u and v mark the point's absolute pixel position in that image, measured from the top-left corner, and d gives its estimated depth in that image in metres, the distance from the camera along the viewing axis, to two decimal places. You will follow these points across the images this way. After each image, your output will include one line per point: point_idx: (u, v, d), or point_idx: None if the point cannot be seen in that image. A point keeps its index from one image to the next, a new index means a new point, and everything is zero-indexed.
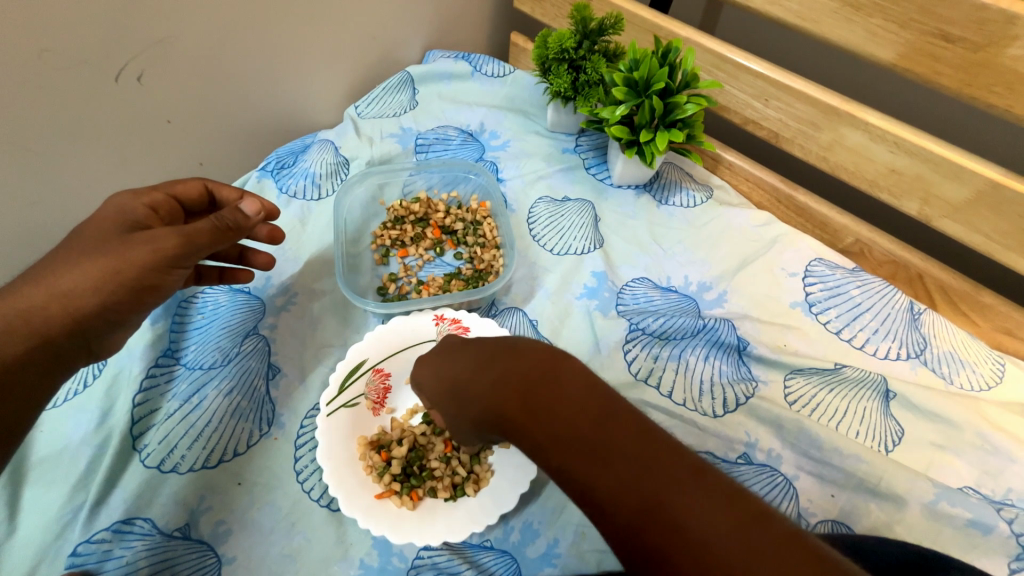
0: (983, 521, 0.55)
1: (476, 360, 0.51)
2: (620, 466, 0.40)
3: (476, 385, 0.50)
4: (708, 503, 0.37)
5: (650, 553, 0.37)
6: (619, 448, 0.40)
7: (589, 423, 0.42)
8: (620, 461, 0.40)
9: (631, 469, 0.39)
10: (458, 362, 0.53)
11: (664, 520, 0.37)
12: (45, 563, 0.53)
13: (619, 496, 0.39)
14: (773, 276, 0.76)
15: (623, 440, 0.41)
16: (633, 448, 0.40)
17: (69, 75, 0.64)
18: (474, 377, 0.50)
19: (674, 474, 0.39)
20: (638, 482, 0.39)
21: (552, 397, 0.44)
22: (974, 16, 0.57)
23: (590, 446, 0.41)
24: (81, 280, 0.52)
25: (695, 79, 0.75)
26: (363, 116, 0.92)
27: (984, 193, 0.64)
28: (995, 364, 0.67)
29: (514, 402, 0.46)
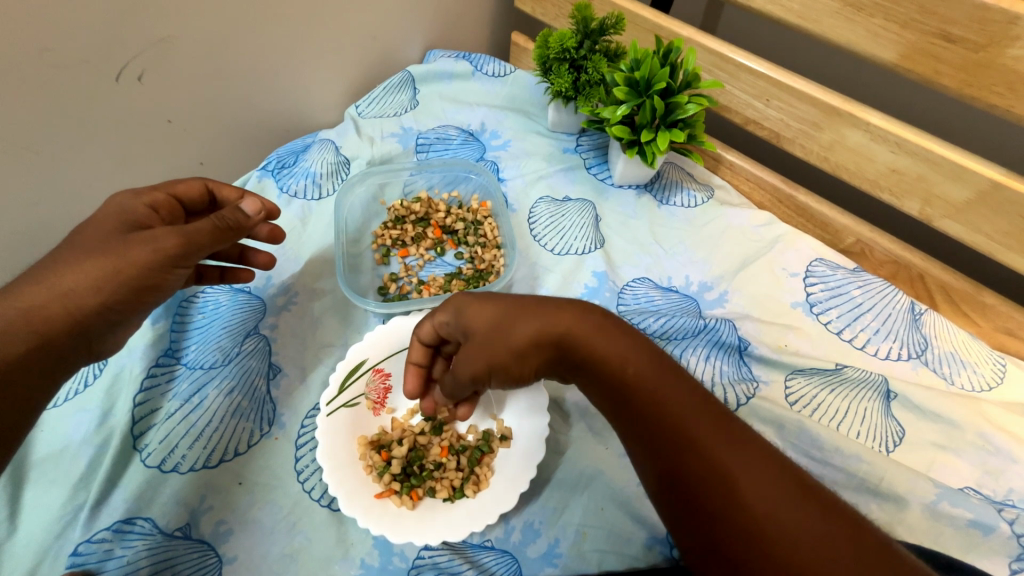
0: (984, 522, 0.55)
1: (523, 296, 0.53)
2: (675, 407, 0.45)
3: (528, 316, 0.51)
4: (747, 453, 0.42)
5: (686, 484, 0.43)
6: (672, 393, 0.46)
7: (651, 371, 0.47)
8: (674, 401, 0.46)
9: (683, 411, 0.45)
10: (504, 296, 0.53)
11: (703, 459, 0.43)
12: (46, 563, 0.53)
13: (668, 428, 0.45)
14: (774, 276, 0.76)
15: (678, 387, 0.46)
16: (685, 395, 0.46)
17: (70, 74, 0.64)
18: (526, 307, 0.52)
19: (718, 424, 0.44)
20: (686, 424, 0.44)
21: (619, 340, 0.49)
22: (977, 17, 0.56)
23: (651, 385, 0.47)
24: (82, 279, 0.52)
25: (696, 79, 0.75)
26: (364, 116, 0.92)
27: (985, 193, 0.64)
28: (996, 364, 0.67)
29: (581, 335, 0.50)
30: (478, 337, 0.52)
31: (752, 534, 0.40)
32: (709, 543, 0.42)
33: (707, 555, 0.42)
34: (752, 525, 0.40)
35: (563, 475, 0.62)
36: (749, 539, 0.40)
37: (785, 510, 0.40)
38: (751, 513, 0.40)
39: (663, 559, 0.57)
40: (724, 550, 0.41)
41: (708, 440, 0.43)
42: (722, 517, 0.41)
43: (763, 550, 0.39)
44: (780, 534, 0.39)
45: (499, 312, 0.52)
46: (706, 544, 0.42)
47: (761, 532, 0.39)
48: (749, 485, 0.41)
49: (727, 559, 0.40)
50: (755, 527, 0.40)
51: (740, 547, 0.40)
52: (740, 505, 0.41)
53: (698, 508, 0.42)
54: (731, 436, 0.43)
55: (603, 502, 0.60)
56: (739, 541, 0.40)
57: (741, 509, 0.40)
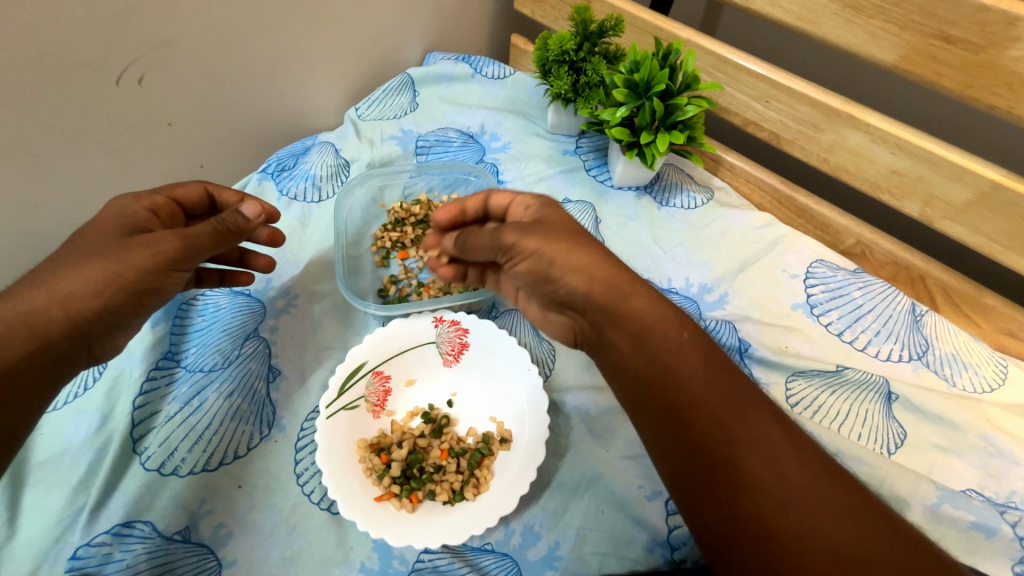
0: (986, 525, 0.55)
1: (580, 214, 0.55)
2: (721, 382, 0.47)
3: (592, 249, 0.51)
4: (788, 434, 0.45)
5: (725, 451, 0.44)
6: (717, 370, 0.48)
7: (696, 344, 0.49)
8: (719, 376, 0.47)
9: (726, 385, 0.47)
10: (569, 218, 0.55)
11: (747, 432, 0.44)
12: (45, 566, 0.53)
13: (713, 400, 0.46)
14: (774, 277, 0.76)
15: (721, 364, 0.48)
16: (728, 373, 0.48)
17: (70, 78, 0.65)
18: (586, 237, 0.52)
19: (759, 404, 0.46)
20: (731, 398, 0.46)
21: (665, 308, 0.51)
22: (976, 18, 0.56)
23: (697, 358, 0.48)
24: (82, 283, 0.52)
25: (695, 81, 0.75)
26: (364, 118, 0.92)
27: (985, 194, 0.64)
28: (998, 366, 0.67)
29: (629, 298, 0.50)
30: (535, 226, 0.53)
31: (790, 508, 0.41)
32: (739, 513, 0.42)
33: (735, 525, 0.42)
34: (791, 499, 0.42)
35: (563, 478, 0.62)
36: (786, 512, 0.41)
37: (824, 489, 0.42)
38: (790, 489, 0.42)
39: (663, 562, 0.57)
40: (756, 520, 0.42)
41: (751, 416, 0.45)
42: (761, 489, 0.42)
43: (801, 524, 0.41)
44: (817, 509, 0.41)
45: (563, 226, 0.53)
46: (736, 513, 0.43)
47: (799, 506, 0.41)
48: (789, 461, 0.43)
49: (760, 528, 0.41)
50: (793, 502, 0.41)
51: (778, 519, 0.41)
52: (781, 480, 0.42)
53: (734, 478, 0.43)
54: (771, 415, 0.46)
55: (603, 504, 0.60)
56: (775, 511, 0.41)
57: (781, 482, 0.42)
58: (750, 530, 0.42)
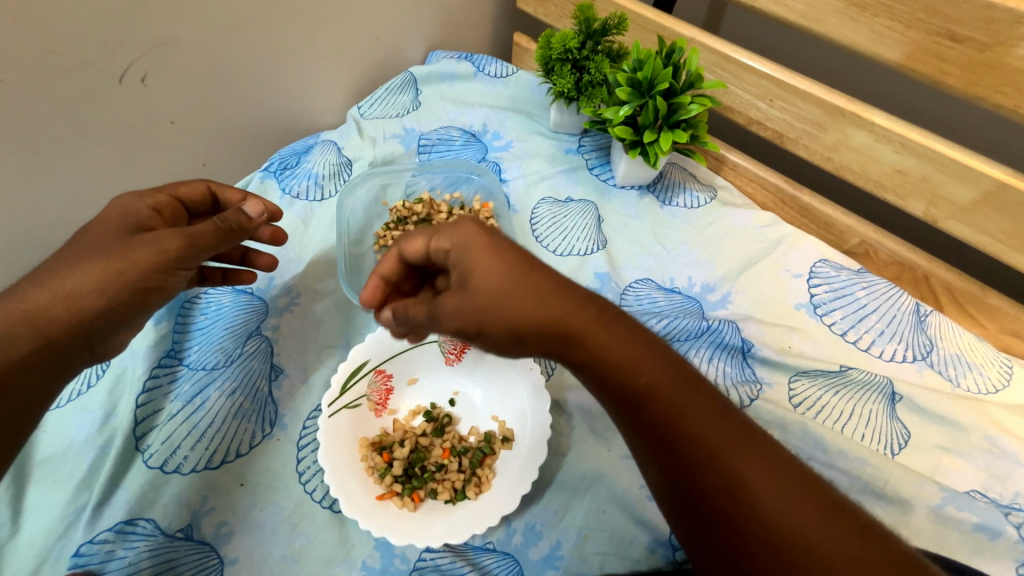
0: (990, 526, 0.55)
1: (497, 257, 0.45)
2: (693, 421, 0.42)
3: (521, 313, 0.44)
4: (780, 473, 0.40)
5: (704, 504, 0.40)
6: (691, 407, 0.43)
7: (664, 385, 0.44)
8: (691, 421, 0.42)
9: (697, 431, 0.42)
10: (489, 269, 0.45)
11: (726, 483, 0.40)
12: (48, 563, 0.53)
13: (686, 444, 0.42)
14: (777, 277, 0.75)
15: (692, 406, 0.43)
16: (699, 412, 0.42)
17: (74, 77, 0.65)
18: (513, 290, 0.44)
19: (740, 445, 0.41)
20: (708, 440, 0.41)
21: (622, 345, 0.45)
22: (982, 16, 0.56)
23: (663, 403, 0.43)
24: (86, 281, 0.52)
25: (699, 80, 0.74)
26: (366, 116, 0.92)
27: (991, 193, 0.63)
28: (1003, 367, 0.66)
29: (583, 338, 0.45)
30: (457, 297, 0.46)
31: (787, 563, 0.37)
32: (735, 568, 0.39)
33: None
34: (785, 553, 0.37)
35: (565, 478, 0.61)
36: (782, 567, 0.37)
37: (825, 539, 0.37)
38: (784, 541, 0.37)
39: (665, 562, 0.57)
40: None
41: (731, 462, 0.40)
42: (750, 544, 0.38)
43: None
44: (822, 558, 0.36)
45: (481, 289, 0.45)
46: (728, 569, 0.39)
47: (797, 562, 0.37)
48: (779, 509, 0.38)
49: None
50: (795, 551, 0.37)
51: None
52: (773, 531, 0.38)
53: (720, 535, 0.39)
54: (756, 456, 0.40)
55: (605, 504, 0.60)
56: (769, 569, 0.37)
57: (773, 531, 0.38)
58: None
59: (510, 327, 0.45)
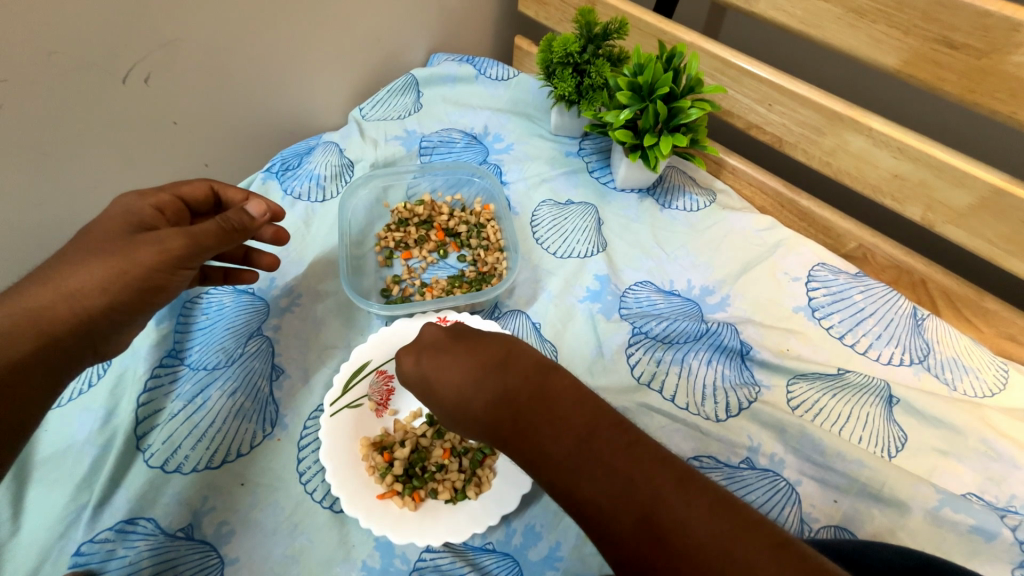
0: (986, 528, 0.55)
1: (444, 363, 0.54)
2: (609, 481, 0.41)
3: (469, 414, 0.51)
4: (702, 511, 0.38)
5: (638, 562, 0.38)
6: (608, 462, 0.42)
7: (567, 445, 0.43)
8: (600, 477, 0.41)
9: (613, 481, 0.41)
10: (444, 378, 0.53)
11: (656, 539, 0.38)
12: (49, 562, 0.53)
13: (609, 510, 0.40)
14: (776, 280, 0.76)
15: (604, 459, 0.42)
16: (613, 459, 0.42)
17: (78, 77, 0.65)
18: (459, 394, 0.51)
19: (664, 489, 0.39)
20: (626, 495, 0.40)
21: (532, 408, 0.46)
22: (979, 23, 0.57)
23: (576, 464, 0.42)
24: (89, 280, 0.52)
25: (699, 84, 0.75)
26: (368, 118, 0.93)
27: (987, 199, 0.64)
28: (999, 370, 0.67)
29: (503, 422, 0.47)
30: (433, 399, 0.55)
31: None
32: None
33: None
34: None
35: None
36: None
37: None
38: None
39: None
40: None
41: (654, 504, 0.39)
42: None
43: None
44: None
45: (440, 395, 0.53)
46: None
47: None
48: (709, 546, 0.36)
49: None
50: None
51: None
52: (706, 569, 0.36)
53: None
54: (679, 493, 0.39)
55: None
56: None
57: None
58: None
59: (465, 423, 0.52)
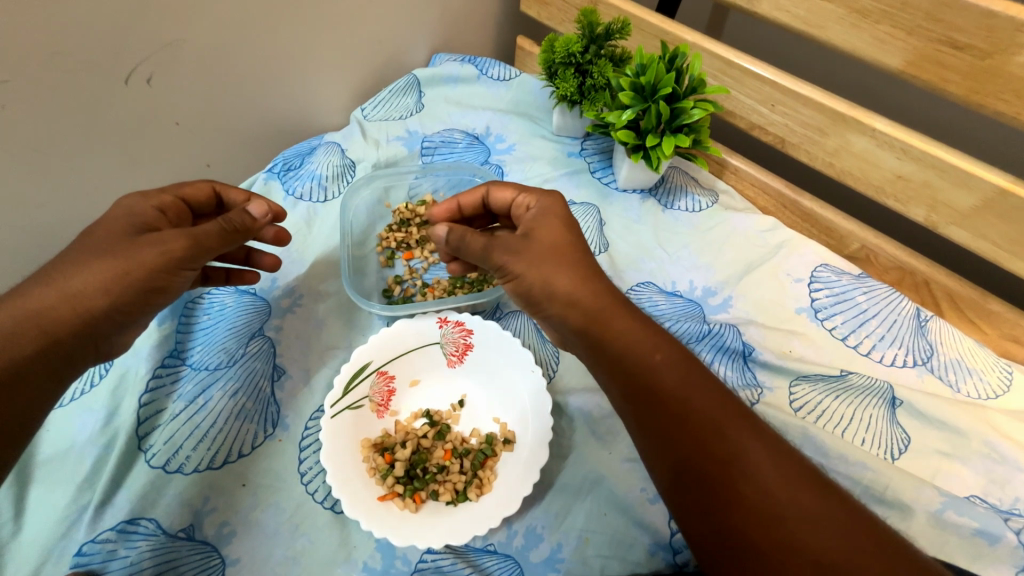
0: (990, 532, 0.55)
1: (576, 250, 0.55)
2: (697, 399, 0.49)
3: (574, 273, 0.53)
4: (766, 444, 0.48)
5: (702, 468, 0.47)
6: (693, 386, 0.50)
7: (676, 364, 0.51)
8: (706, 397, 0.50)
9: (714, 405, 0.49)
10: (568, 268, 0.53)
11: (727, 450, 0.47)
12: (50, 562, 0.53)
13: (687, 417, 0.49)
14: (778, 281, 0.76)
15: (707, 380, 0.51)
16: (699, 385, 0.50)
17: (80, 77, 0.65)
18: (563, 256, 0.54)
19: (739, 421, 0.48)
20: (707, 416, 0.48)
21: (643, 330, 0.53)
22: (983, 24, 0.56)
23: (684, 376, 0.51)
24: (91, 281, 0.52)
25: (701, 85, 0.75)
26: (369, 119, 0.93)
27: (991, 200, 0.63)
28: (1002, 372, 0.67)
29: (604, 320, 0.52)
30: (521, 243, 0.54)
31: (801, 549, 0.42)
32: (725, 528, 0.45)
33: (719, 536, 0.45)
34: (793, 541, 0.43)
35: (566, 480, 0.62)
36: (791, 556, 0.42)
37: (804, 498, 0.44)
38: (783, 515, 0.44)
39: (665, 565, 0.57)
40: (753, 545, 0.43)
41: (750, 449, 0.47)
42: (755, 516, 0.44)
43: (785, 536, 0.43)
44: (804, 514, 0.43)
45: (552, 245, 0.54)
46: (734, 541, 0.44)
47: (779, 518, 0.44)
48: (771, 475, 0.45)
49: (756, 551, 0.43)
50: (783, 510, 0.44)
51: (782, 559, 0.42)
52: (781, 520, 0.43)
53: (731, 519, 0.45)
54: (771, 450, 0.47)
55: (605, 507, 0.60)
56: (780, 550, 0.43)
57: (764, 496, 0.45)
58: (735, 544, 0.44)
59: (558, 286, 0.53)
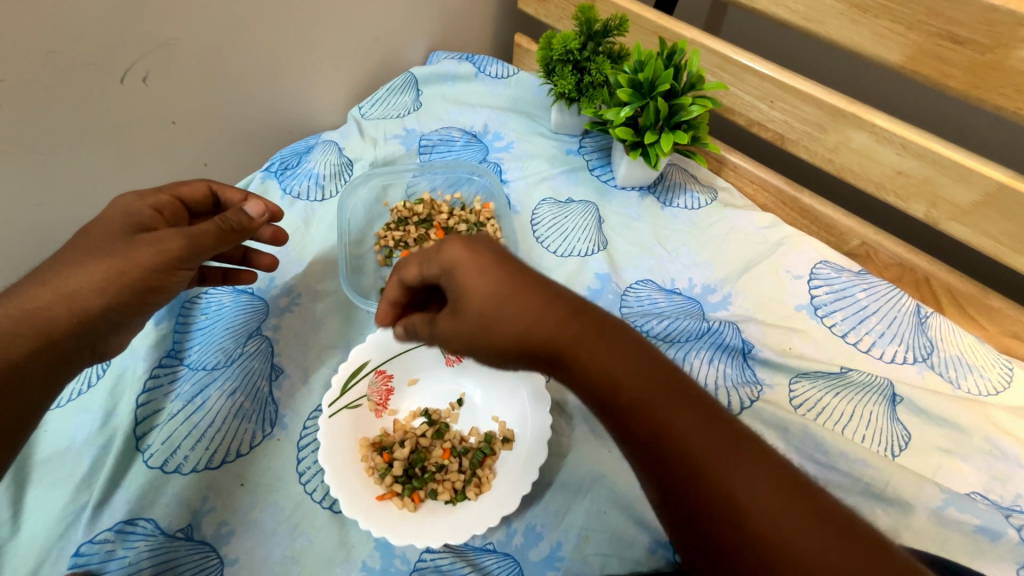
0: (992, 528, 0.55)
1: (514, 292, 0.44)
2: (684, 432, 0.40)
3: (517, 315, 0.44)
4: (772, 483, 0.37)
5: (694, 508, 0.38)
6: (679, 412, 0.40)
7: (652, 389, 0.41)
8: (693, 428, 0.40)
9: (701, 438, 0.39)
10: (508, 310, 0.44)
11: (722, 489, 0.37)
12: (49, 563, 0.53)
13: (672, 454, 0.39)
14: (778, 278, 0.75)
15: (694, 407, 0.41)
16: (684, 411, 0.41)
17: (76, 77, 0.65)
18: (501, 306, 0.44)
19: (734, 453, 0.39)
20: (695, 450, 0.39)
21: (617, 351, 0.43)
22: (983, 18, 0.56)
23: (657, 404, 0.41)
24: (87, 281, 0.52)
25: (700, 81, 0.74)
26: (367, 117, 0.92)
27: (992, 195, 0.63)
28: (1003, 369, 0.66)
29: (566, 349, 0.43)
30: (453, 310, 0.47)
31: None
32: None
33: None
34: None
35: (565, 478, 0.61)
36: None
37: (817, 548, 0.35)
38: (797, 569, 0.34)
39: (665, 563, 0.57)
40: None
41: (750, 491, 0.37)
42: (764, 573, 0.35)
43: None
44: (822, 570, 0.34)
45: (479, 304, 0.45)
46: None
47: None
48: (774, 516, 0.36)
49: None
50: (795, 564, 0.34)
51: None
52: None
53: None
54: (779, 490, 0.37)
55: (604, 505, 0.60)
56: None
57: (771, 548, 0.35)
58: None
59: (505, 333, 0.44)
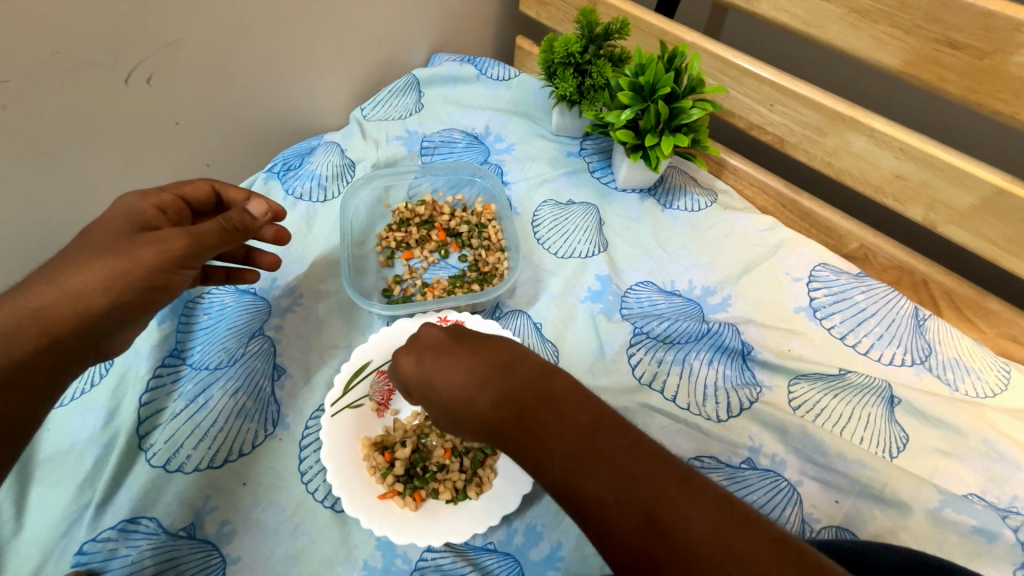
0: (988, 529, 0.55)
1: (467, 380, 0.48)
2: (615, 479, 0.40)
3: (471, 403, 0.47)
4: (702, 513, 0.37)
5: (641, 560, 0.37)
6: (608, 458, 0.41)
7: (581, 441, 0.42)
8: (623, 473, 0.40)
9: (631, 483, 0.39)
10: (463, 399, 0.48)
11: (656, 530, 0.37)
12: (51, 561, 0.53)
13: (608, 508, 0.39)
14: (777, 280, 0.76)
15: (623, 451, 0.41)
16: (615, 456, 0.41)
17: (81, 78, 0.65)
18: (458, 399, 0.48)
19: (663, 487, 0.39)
20: (628, 497, 0.39)
21: (551, 406, 0.44)
22: (981, 24, 0.57)
23: (583, 456, 0.41)
24: (91, 279, 0.52)
25: (700, 84, 0.75)
26: (369, 119, 0.93)
27: (989, 199, 0.64)
28: (1001, 371, 0.67)
29: (506, 424, 0.45)
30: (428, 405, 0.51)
31: None
32: None
33: None
34: None
35: None
36: None
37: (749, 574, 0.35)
38: None
39: None
40: None
41: (681, 529, 0.37)
42: None
43: None
44: None
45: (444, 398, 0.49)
46: None
47: None
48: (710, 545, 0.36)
49: None
50: None
51: None
52: None
53: None
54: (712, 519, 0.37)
55: None
56: None
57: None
58: None
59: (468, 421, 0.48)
